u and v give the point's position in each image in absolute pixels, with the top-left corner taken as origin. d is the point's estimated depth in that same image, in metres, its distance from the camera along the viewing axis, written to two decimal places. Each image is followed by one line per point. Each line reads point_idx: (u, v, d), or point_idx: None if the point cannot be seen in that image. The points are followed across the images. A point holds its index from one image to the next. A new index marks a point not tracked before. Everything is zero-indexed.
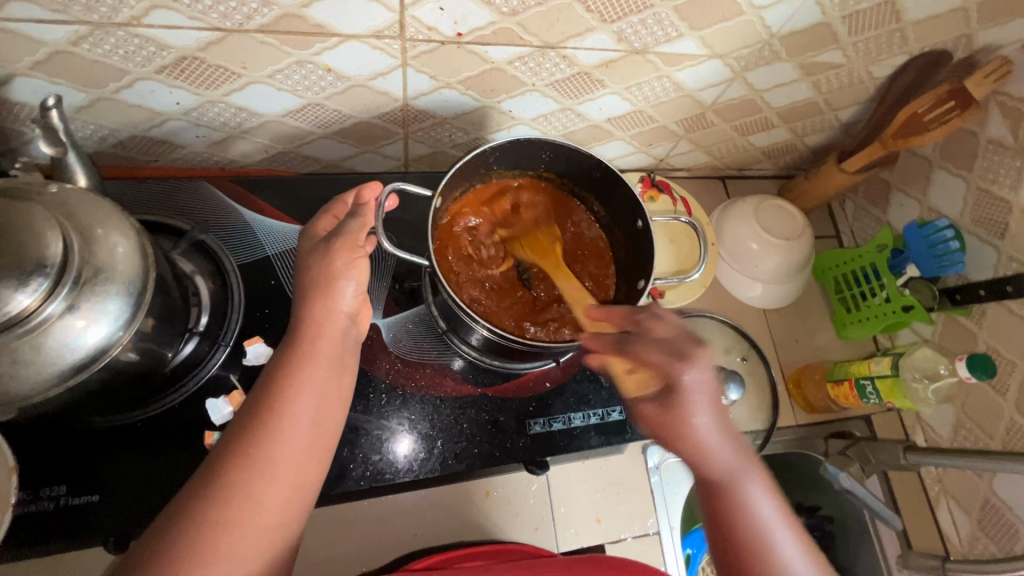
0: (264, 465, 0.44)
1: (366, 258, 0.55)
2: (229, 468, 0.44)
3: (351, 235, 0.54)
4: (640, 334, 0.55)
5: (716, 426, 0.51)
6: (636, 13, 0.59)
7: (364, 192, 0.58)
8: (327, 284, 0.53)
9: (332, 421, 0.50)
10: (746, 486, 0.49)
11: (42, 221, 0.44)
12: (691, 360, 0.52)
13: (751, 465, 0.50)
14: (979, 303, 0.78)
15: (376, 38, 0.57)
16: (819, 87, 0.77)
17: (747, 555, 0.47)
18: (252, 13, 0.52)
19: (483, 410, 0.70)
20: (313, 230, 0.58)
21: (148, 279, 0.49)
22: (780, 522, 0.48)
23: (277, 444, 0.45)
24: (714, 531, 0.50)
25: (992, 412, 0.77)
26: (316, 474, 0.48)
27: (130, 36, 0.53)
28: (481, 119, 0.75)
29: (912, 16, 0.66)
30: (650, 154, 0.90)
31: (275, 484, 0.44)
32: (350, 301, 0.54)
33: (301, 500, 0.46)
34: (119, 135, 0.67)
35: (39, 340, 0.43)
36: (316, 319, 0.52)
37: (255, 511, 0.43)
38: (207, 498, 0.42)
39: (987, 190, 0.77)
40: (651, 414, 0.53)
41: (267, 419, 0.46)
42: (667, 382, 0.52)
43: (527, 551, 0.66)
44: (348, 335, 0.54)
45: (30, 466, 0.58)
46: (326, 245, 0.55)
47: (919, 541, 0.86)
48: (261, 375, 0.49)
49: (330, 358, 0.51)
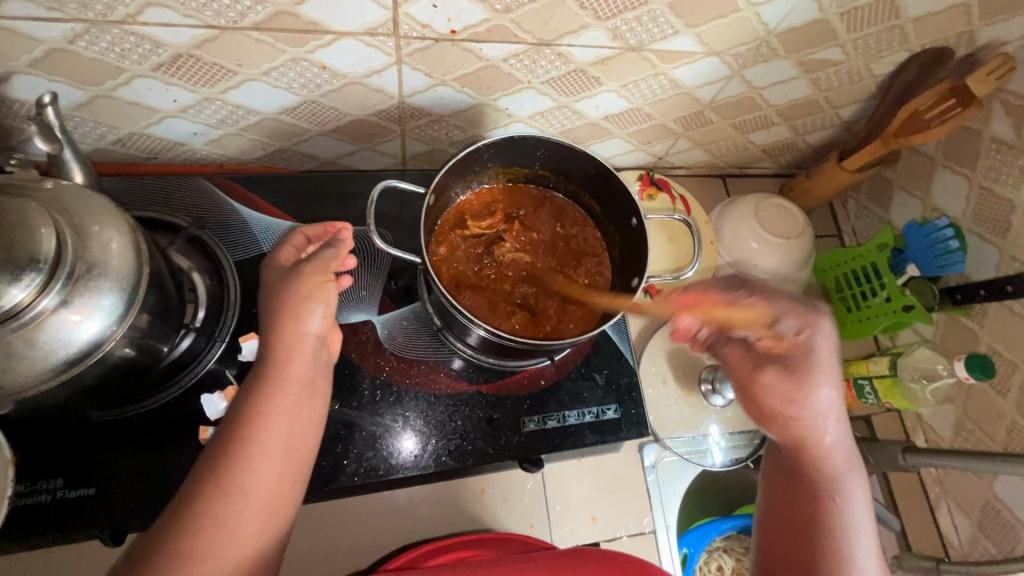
0: (235, 496, 0.45)
1: (336, 282, 0.55)
2: (202, 499, 0.44)
3: (322, 261, 0.54)
4: (751, 287, 0.60)
5: (840, 416, 0.55)
6: (631, 10, 0.59)
7: (342, 230, 0.58)
8: (296, 306, 0.53)
9: (304, 446, 0.51)
10: (846, 485, 0.53)
11: (36, 217, 0.44)
12: (823, 322, 0.57)
13: (857, 470, 0.54)
14: (980, 303, 0.77)
15: (370, 35, 0.57)
16: (819, 85, 0.76)
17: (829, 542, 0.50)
18: (246, 10, 0.52)
19: (477, 407, 0.70)
20: (276, 259, 0.58)
21: (142, 275, 0.50)
22: (866, 525, 0.52)
23: (249, 473, 0.46)
24: (798, 513, 0.53)
25: (994, 414, 0.77)
26: (290, 499, 0.49)
27: (126, 34, 0.53)
28: (478, 117, 0.75)
29: (912, 13, 0.66)
30: (649, 152, 0.90)
31: (247, 513, 0.45)
32: (319, 323, 0.54)
33: (274, 527, 0.47)
34: (118, 132, 0.67)
35: (33, 335, 0.43)
36: (286, 342, 0.52)
37: (228, 541, 0.44)
38: (180, 531, 0.43)
39: (989, 189, 0.76)
40: (773, 382, 0.56)
41: (238, 448, 0.46)
42: (800, 343, 0.57)
43: (519, 542, 0.66)
44: (319, 358, 0.54)
45: (27, 459, 0.59)
46: (295, 269, 0.55)
47: (918, 544, 0.85)
48: (235, 402, 0.50)
49: (302, 383, 0.52)
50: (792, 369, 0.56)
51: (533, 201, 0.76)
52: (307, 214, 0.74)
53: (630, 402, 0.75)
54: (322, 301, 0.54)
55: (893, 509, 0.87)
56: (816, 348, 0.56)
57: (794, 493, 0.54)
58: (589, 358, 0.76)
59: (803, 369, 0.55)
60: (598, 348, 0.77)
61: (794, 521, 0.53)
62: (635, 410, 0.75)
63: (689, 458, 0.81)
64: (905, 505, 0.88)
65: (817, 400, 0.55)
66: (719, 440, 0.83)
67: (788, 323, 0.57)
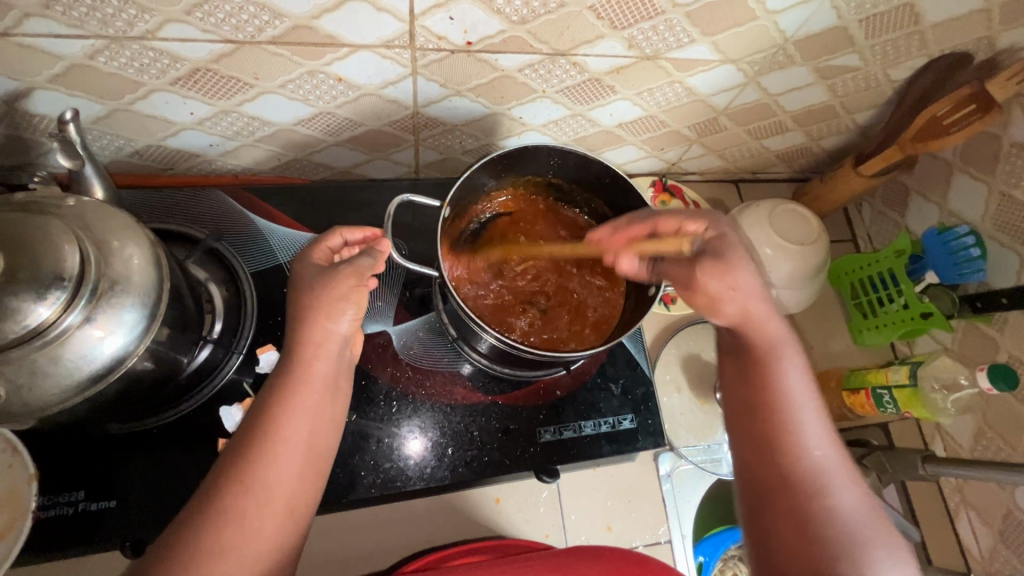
0: (257, 495, 0.45)
1: (368, 288, 0.55)
2: (223, 499, 0.44)
3: (359, 266, 0.54)
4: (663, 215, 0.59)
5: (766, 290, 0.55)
6: (648, 19, 0.59)
7: (381, 238, 0.58)
8: (329, 306, 0.52)
9: (324, 445, 0.51)
10: (786, 357, 0.53)
11: (60, 235, 0.44)
12: (722, 217, 0.58)
13: (793, 343, 0.54)
14: (1000, 311, 0.76)
15: (386, 48, 0.57)
16: (836, 90, 0.76)
17: (777, 420, 0.50)
18: (265, 25, 0.53)
19: (493, 417, 0.70)
20: (310, 257, 0.57)
21: (163, 289, 0.50)
22: (811, 394, 0.52)
23: (271, 472, 0.46)
24: (748, 396, 0.53)
25: (1015, 422, 0.75)
26: (310, 498, 0.49)
27: (145, 49, 0.54)
28: (492, 125, 0.74)
29: (931, 18, 0.65)
30: (662, 158, 0.89)
31: (269, 512, 0.45)
32: (347, 324, 0.53)
33: (294, 525, 0.47)
34: (135, 144, 0.67)
35: (57, 352, 0.44)
36: (312, 340, 0.52)
37: (250, 539, 0.44)
38: (201, 531, 0.43)
39: (1009, 195, 0.74)
40: (702, 274, 0.54)
41: (260, 448, 0.47)
42: (712, 234, 0.56)
43: (521, 545, 0.66)
44: (341, 358, 0.54)
45: (49, 472, 0.59)
46: (330, 269, 0.54)
47: (937, 553, 0.84)
48: (257, 404, 0.50)
49: (325, 381, 0.52)
50: (716, 257, 0.54)
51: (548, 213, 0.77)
52: (321, 224, 0.75)
53: (646, 412, 0.75)
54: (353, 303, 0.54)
55: (912, 519, 0.86)
56: (725, 232, 0.57)
57: (741, 380, 0.54)
58: (605, 367, 0.76)
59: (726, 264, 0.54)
60: (613, 357, 0.77)
61: (744, 403, 0.53)
62: (652, 420, 0.74)
63: (705, 467, 0.80)
64: (924, 514, 0.87)
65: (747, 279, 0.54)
66: None
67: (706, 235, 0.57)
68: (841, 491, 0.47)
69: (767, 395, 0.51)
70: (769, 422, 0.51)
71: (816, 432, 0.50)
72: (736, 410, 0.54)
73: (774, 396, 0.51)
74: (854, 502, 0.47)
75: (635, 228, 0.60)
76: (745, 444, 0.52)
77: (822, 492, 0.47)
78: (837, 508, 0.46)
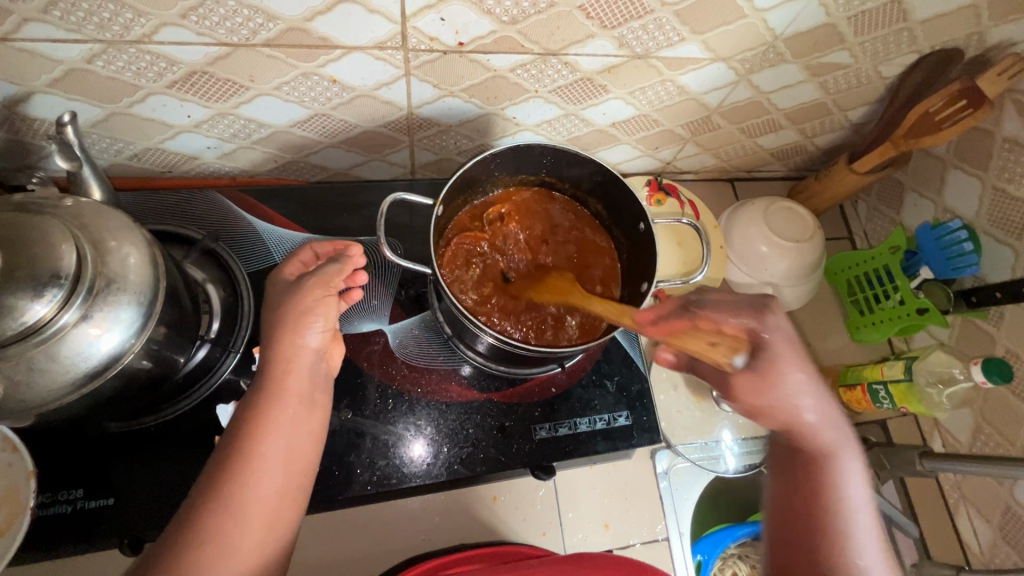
0: (236, 511, 0.46)
1: (336, 297, 0.56)
2: (203, 516, 0.45)
3: (324, 275, 0.54)
4: (702, 302, 0.58)
5: (817, 394, 0.54)
6: (637, 18, 0.59)
7: (349, 248, 0.58)
8: (298, 319, 0.53)
9: (304, 458, 0.52)
10: (844, 462, 0.53)
11: (57, 235, 0.45)
12: (772, 316, 0.56)
13: (851, 444, 0.54)
14: (996, 305, 0.76)
15: (379, 49, 0.58)
16: (827, 88, 0.76)
17: (830, 526, 0.50)
18: (258, 27, 0.53)
19: (488, 415, 0.71)
20: (282, 273, 0.58)
21: (159, 288, 0.51)
22: (864, 498, 0.52)
23: (251, 491, 0.47)
24: (797, 495, 0.52)
25: (1013, 418, 0.75)
26: (291, 511, 0.50)
27: (141, 53, 0.55)
28: (486, 126, 0.75)
29: (920, 14, 0.65)
30: (657, 157, 0.90)
31: (249, 529, 0.46)
32: (318, 336, 0.54)
33: (277, 539, 0.48)
34: (134, 147, 0.69)
35: (54, 349, 0.44)
36: (284, 355, 0.53)
37: (230, 557, 0.44)
38: (180, 547, 0.43)
39: (1003, 190, 0.75)
40: (744, 386, 0.55)
41: (239, 462, 0.47)
42: (757, 341, 0.56)
43: (521, 552, 0.66)
44: (317, 371, 0.55)
45: (49, 469, 0.60)
46: (298, 282, 0.55)
47: (937, 550, 0.84)
48: (235, 419, 0.51)
49: (300, 397, 0.52)
50: (759, 370, 0.54)
51: (541, 198, 0.76)
52: (317, 225, 0.75)
53: (642, 408, 0.75)
54: (323, 315, 0.55)
55: (911, 515, 0.85)
56: (776, 334, 0.56)
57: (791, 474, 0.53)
58: (600, 365, 0.77)
59: (780, 361, 0.54)
60: (609, 355, 0.77)
61: (792, 500, 0.52)
62: (647, 417, 0.75)
63: (701, 464, 0.80)
64: (923, 510, 0.86)
65: (795, 383, 0.54)
66: (731, 445, 0.82)
67: (746, 335, 0.56)
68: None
69: (821, 497, 0.51)
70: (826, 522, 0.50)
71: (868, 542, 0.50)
72: (782, 506, 0.53)
73: (829, 501, 0.51)
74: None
75: (675, 323, 0.56)
76: (786, 537, 0.51)
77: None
78: None
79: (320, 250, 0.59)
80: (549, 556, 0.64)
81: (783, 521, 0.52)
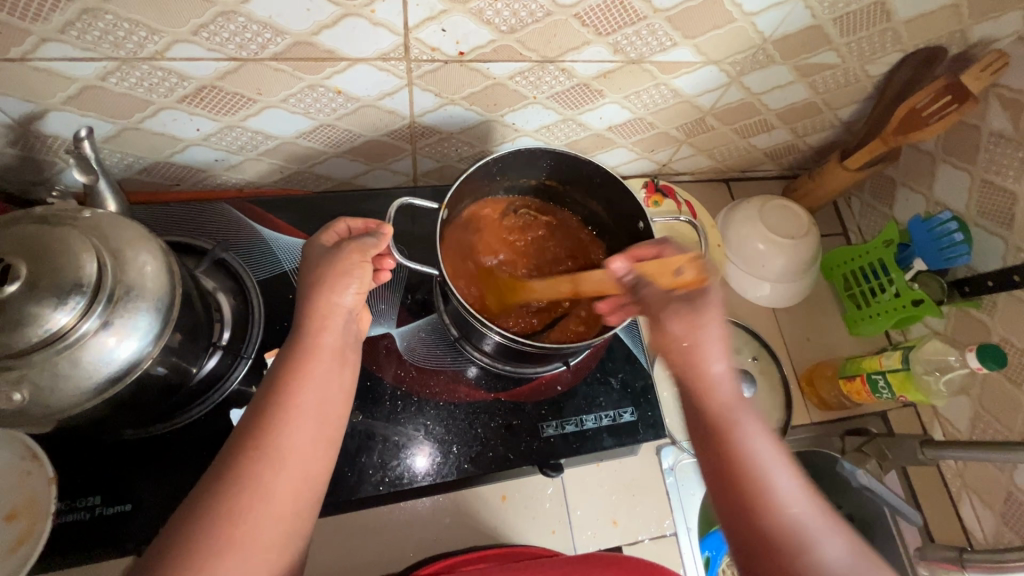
0: (274, 457, 0.47)
1: (371, 265, 0.58)
2: (240, 463, 0.46)
3: (362, 243, 0.57)
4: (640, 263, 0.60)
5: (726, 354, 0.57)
6: (631, 25, 0.61)
7: (382, 226, 0.60)
8: (330, 281, 0.55)
9: (337, 413, 0.53)
10: (742, 421, 0.53)
11: (78, 245, 0.47)
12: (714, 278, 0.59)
13: (747, 405, 0.55)
14: (988, 294, 0.78)
15: (383, 60, 0.60)
16: (816, 88, 0.78)
17: (750, 486, 0.51)
18: (267, 42, 0.55)
19: (495, 414, 0.72)
20: (318, 241, 0.60)
21: (174, 296, 0.52)
22: (775, 453, 0.52)
23: (287, 439, 0.48)
24: (716, 469, 0.53)
25: (1010, 404, 0.77)
26: (326, 463, 0.51)
27: (154, 69, 0.56)
28: (486, 133, 0.77)
29: (902, 15, 0.68)
30: (653, 159, 0.92)
31: (287, 476, 0.47)
32: (352, 298, 0.56)
33: (312, 488, 0.49)
34: (144, 161, 0.70)
35: (76, 355, 0.46)
36: (319, 314, 0.55)
37: (267, 501, 0.45)
38: (220, 494, 0.44)
39: (991, 182, 0.77)
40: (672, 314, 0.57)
41: (275, 411, 0.49)
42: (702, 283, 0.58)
43: (529, 552, 0.68)
44: (348, 332, 0.57)
45: (67, 477, 0.61)
46: (334, 250, 0.58)
47: (940, 535, 0.85)
48: (269, 375, 0.52)
49: (332, 354, 0.54)
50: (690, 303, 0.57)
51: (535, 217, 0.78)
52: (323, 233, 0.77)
53: (646, 404, 0.76)
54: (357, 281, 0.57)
55: (914, 503, 0.86)
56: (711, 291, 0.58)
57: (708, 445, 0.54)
58: (604, 362, 0.78)
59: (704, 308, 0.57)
60: (613, 352, 0.79)
61: (713, 478, 0.53)
62: (652, 412, 0.76)
63: None
64: (926, 498, 0.88)
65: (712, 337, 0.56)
66: None
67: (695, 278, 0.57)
68: (830, 553, 0.48)
69: (734, 463, 0.52)
70: (749, 487, 0.51)
71: (791, 487, 0.51)
72: (711, 479, 0.53)
73: (742, 463, 0.51)
74: (840, 554, 0.48)
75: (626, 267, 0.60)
76: (727, 512, 0.52)
77: (808, 557, 0.47)
78: (823, 563, 0.47)
79: (353, 221, 0.62)
80: (558, 556, 0.65)
81: (716, 497, 0.53)
